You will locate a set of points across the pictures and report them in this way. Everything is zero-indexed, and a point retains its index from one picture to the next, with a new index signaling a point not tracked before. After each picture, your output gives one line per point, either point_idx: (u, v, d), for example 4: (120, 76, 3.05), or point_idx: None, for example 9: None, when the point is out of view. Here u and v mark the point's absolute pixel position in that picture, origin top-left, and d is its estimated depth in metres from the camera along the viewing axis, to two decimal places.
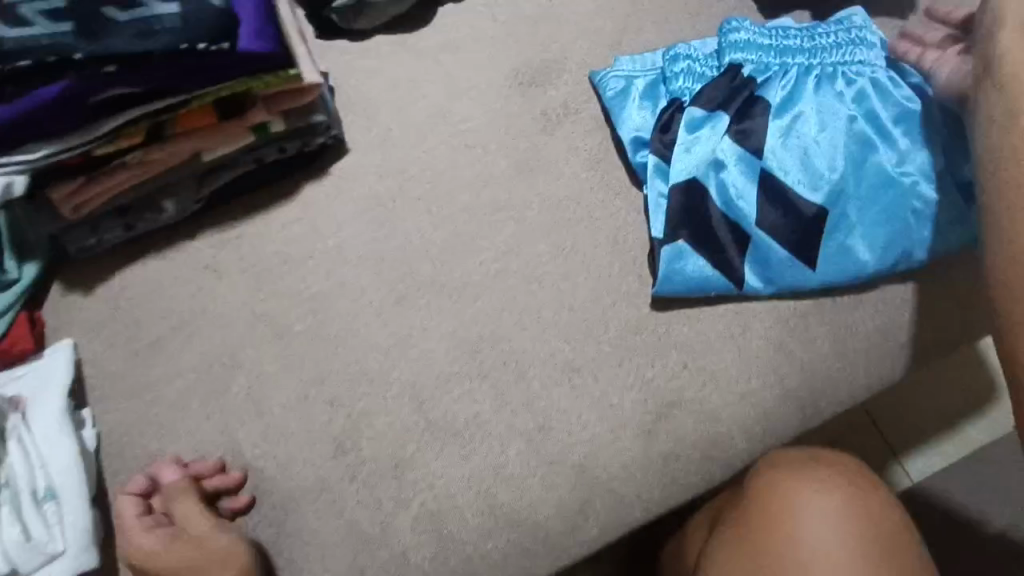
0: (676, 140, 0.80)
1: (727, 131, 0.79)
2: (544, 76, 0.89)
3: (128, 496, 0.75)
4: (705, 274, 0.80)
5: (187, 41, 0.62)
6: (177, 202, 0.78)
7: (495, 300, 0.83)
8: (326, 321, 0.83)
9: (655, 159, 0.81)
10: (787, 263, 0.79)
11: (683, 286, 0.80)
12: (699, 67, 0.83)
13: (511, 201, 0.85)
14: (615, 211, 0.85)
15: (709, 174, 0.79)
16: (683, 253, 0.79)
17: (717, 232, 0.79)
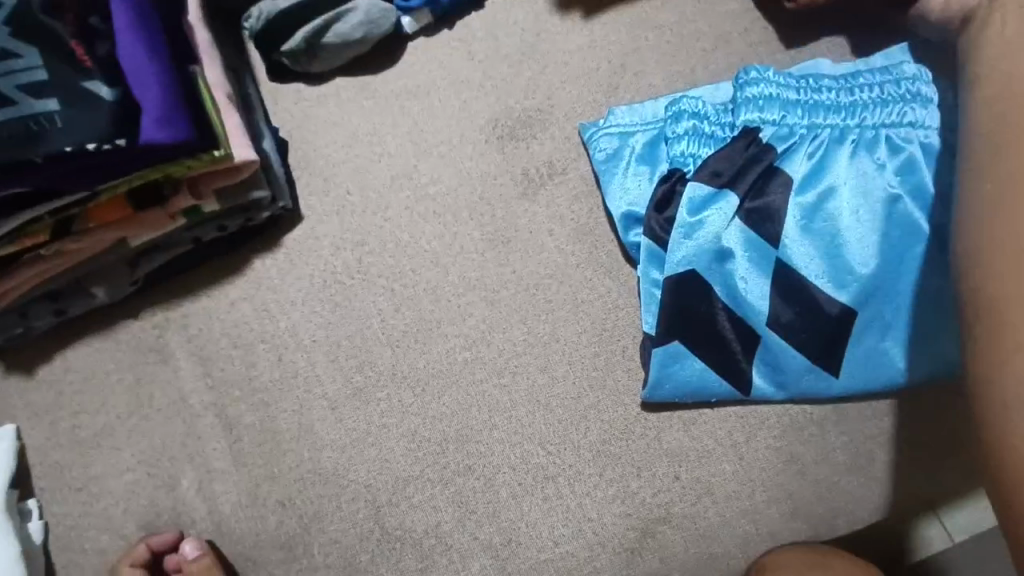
0: (675, 221, 0.67)
1: (737, 213, 0.66)
2: (526, 128, 0.76)
3: (132, 570, 0.69)
4: (705, 378, 0.67)
5: (73, 143, 0.52)
6: (108, 288, 0.70)
7: (460, 394, 0.72)
8: (276, 414, 0.74)
9: (648, 242, 0.68)
10: (804, 369, 0.66)
11: (678, 392, 0.67)
12: (707, 127, 0.69)
13: (483, 279, 0.74)
14: (603, 291, 0.73)
15: (712, 265, 0.66)
16: (680, 356, 0.67)
17: (722, 331, 0.67)
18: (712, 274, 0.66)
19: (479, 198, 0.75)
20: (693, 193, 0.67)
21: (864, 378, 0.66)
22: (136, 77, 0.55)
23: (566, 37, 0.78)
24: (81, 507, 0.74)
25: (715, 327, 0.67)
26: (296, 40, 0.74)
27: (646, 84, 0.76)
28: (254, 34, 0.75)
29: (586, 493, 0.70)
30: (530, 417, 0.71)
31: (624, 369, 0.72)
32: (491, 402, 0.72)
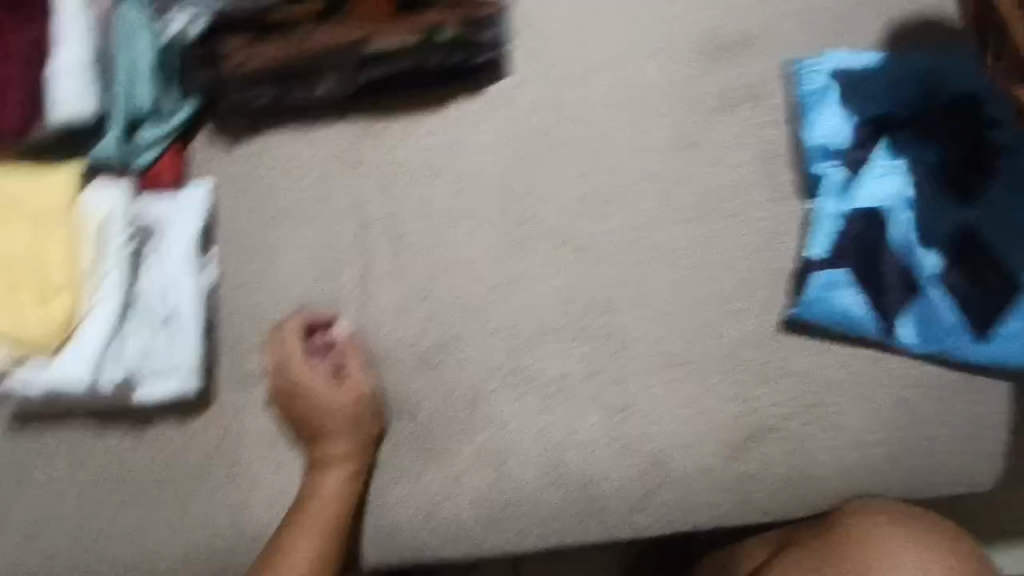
0: (868, 164, 0.72)
1: (930, 168, 0.72)
2: (739, 47, 0.79)
3: (295, 332, 0.79)
4: (858, 311, 0.72)
5: None
6: (333, 83, 0.78)
7: (612, 268, 0.77)
8: (442, 241, 0.80)
9: (840, 174, 0.72)
10: (955, 327, 0.71)
11: (829, 317, 0.72)
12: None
13: (662, 173, 0.78)
14: (772, 215, 0.76)
15: (899, 208, 0.71)
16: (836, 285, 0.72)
17: (887, 271, 0.71)
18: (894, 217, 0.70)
19: (679, 96, 0.79)
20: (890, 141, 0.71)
21: (1004, 351, 0.70)
22: None
23: None
24: (249, 274, 0.82)
25: (882, 268, 0.71)
26: None
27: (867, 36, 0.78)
28: None
29: (707, 387, 0.75)
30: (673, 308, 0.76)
31: (770, 288, 0.76)
32: (639, 283, 0.77)
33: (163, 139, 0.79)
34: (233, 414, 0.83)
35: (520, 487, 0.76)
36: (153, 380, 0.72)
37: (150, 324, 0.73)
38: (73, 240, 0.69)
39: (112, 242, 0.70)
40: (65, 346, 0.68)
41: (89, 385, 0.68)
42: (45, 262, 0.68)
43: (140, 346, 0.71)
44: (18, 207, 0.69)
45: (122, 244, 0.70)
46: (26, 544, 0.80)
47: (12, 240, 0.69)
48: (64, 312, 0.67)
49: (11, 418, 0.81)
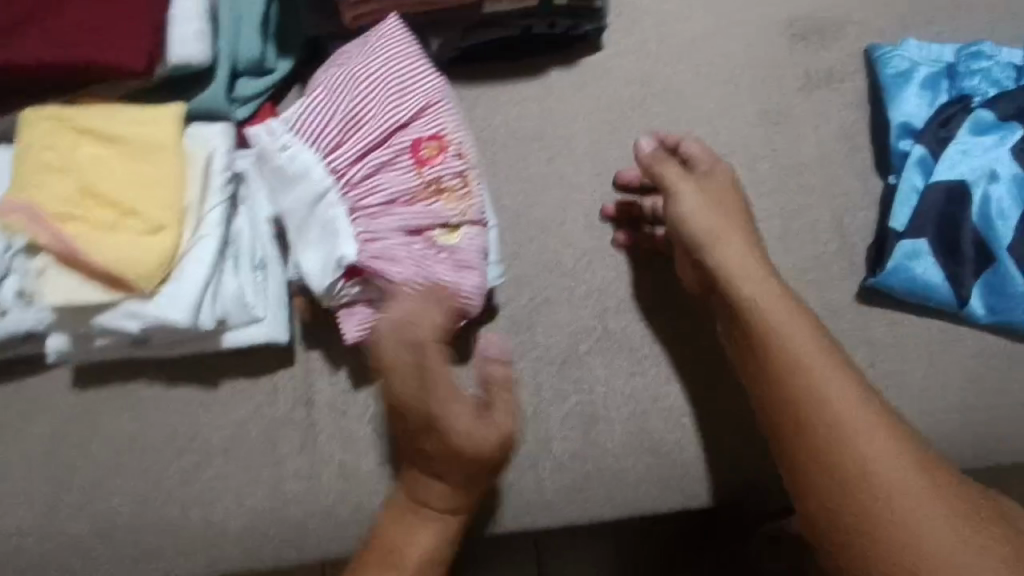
0: (952, 139, 0.74)
1: (1013, 146, 0.73)
2: (820, 35, 0.84)
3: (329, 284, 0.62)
4: (934, 282, 0.74)
5: None
6: (443, 43, 0.76)
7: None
8: (533, 205, 0.80)
9: (921, 151, 0.75)
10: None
11: (908, 287, 0.74)
12: (993, 72, 0.77)
13: (748, 148, 0.81)
14: (850, 191, 0.80)
15: (979, 183, 0.73)
16: (921, 255, 0.74)
17: (962, 243, 0.73)
18: (976, 191, 0.73)
19: (761, 79, 0.83)
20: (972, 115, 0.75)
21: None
22: None
23: None
24: None
25: (961, 236, 0.73)
26: None
27: (936, 30, 0.83)
28: None
29: None
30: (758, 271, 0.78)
31: (845, 259, 0.79)
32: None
33: (263, 93, 0.78)
34: (302, 376, 0.76)
35: (606, 454, 0.75)
36: (245, 326, 0.69)
37: (245, 268, 0.69)
38: (180, 172, 0.66)
39: (217, 181, 0.68)
40: (164, 281, 0.65)
41: (187, 323, 0.64)
42: (152, 194, 0.65)
43: (236, 290, 0.68)
44: (119, 137, 0.66)
45: (228, 181, 0.68)
46: (83, 508, 0.75)
47: (110, 170, 0.65)
48: (169, 245, 0.64)
49: (81, 373, 0.77)
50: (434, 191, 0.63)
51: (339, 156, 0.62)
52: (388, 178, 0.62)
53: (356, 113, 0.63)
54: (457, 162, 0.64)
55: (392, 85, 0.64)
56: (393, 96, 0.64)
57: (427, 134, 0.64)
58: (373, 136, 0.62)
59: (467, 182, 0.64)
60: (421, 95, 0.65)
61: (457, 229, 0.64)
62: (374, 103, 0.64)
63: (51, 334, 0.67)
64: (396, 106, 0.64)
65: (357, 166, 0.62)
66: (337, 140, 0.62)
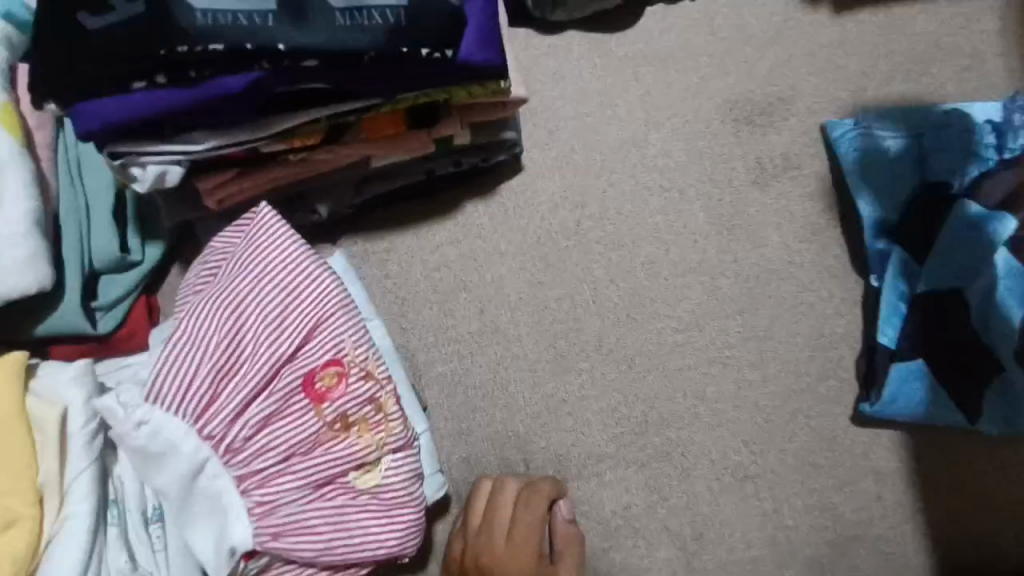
0: (937, 238, 0.65)
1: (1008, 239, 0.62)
2: (765, 116, 0.74)
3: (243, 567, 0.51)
4: (938, 402, 0.64)
5: (411, 46, 0.49)
6: (332, 206, 0.64)
7: (666, 373, 0.69)
8: (470, 369, 0.68)
9: (901, 253, 0.65)
10: None
11: (909, 412, 0.64)
12: (974, 146, 0.67)
13: (703, 263, 0.71)
14: (825, 296, 0.71)
15: (974, 287, 0.63)
16: (919, 376, 0.64)
17: (964, 355, 0.64)
18: (970, 296, 0.63)
19: (708, 177, 0.73)
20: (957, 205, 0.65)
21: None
22: None
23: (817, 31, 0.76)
24: None
25: (959, 351, 0.64)
26: None
27: (894, 93, 0.74)
28: None
29: (784, 498, 0.68)
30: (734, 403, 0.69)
31: (831, 378, 0.69)
32: (700, 385, 0.69)
33: (132, 293, 0.63)
34: None
35: None
36: None
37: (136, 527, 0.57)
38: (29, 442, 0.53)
39: (80, 443, 0.55)
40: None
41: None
42: None
43: (126, 563, 0.56)
44: None
45: (93, 436, 0.55)
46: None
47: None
48: (23, 544, 0.51)
49: None
50: (342, 431, 0.50)
51: (213, 419, 0.49)
52: (283, 430, 0.49)
53: (224, 355, 0.49)
54: (365, 385, 0.51)
55: (269, 305, 0.51)
56: (272, 319, 0.50)
57: (321, 360, 0.51)
58: (252, 382, 0.49)
59: (382, 406, 0.51)
60: (307, 310, 0.51)
61: (377, 465, 0.51)
62: (249, 337, 0.50)
63: None
64: (277, 335, 0.50)
65: (241, 424, 0.49)
66: (209, 396, 0.49)
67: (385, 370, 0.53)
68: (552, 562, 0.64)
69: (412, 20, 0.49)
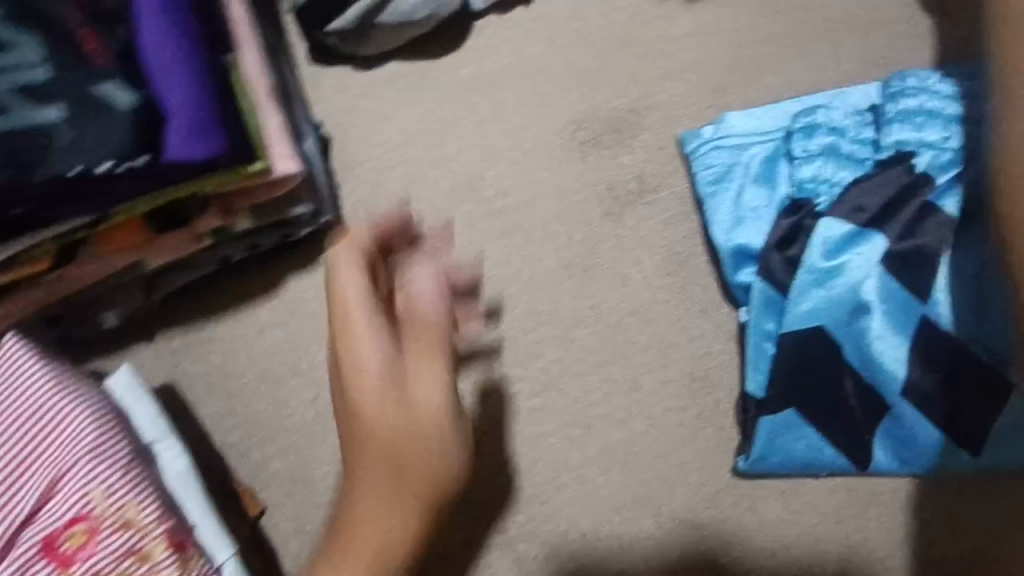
0: (799, 266, 0.55)
1: (880, 262, 0.53)
2: (615, 135, 0.64)
3: None
4: (816, 453, 0.57)
5: (85, 164, 0.42)
6: (123, 312, 0.59)
7: (524, 442, 0.63)
8: (309, 463, 0.62)
9: (762, 287, 0.56)
10: (938, 448, 0.56)
11: (784, 466, 0.57)
12: (845, 146, 0.55)
13: (556, 313, 0.63)
14: (695, 335, 0.63)
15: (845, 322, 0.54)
16: (793, 426, 0.56)
17: (840, 399, 0.56)
18: (844, 334, 0.54)
19: (555, 215, 0.64)
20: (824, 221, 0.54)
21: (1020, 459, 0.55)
22: (161, 72, 0.44)
23: (671, 23, 0.65)
24: None
25: (840, 396, 0.56)
26: (348, 15, 0.60)
27: (764, 85, 0.63)
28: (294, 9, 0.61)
29: (666, 568, 0.61)
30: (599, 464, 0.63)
31: (708, 427, 0.63)
32: (564, 451, 0.63)
33: None
34: None
35: None
36: None
37: None
38: None
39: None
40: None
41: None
42: None
43: None
44: None
45: None
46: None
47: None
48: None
49: None
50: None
51: None
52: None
53: None
54: (117, 539, 0.49)
55: (6, 470, 0.50)
56: (9, 484, 0.50)
57: (67, 521, 0.49)
58: None
59: (140, 557, 0.49)
60: (48, 469, 0.50)
61: None
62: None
63: None
64: (13, 503, 0.49)
65: None
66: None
67: (145, 517, 0.50)
68: None
69: (86, 127, 0.42)
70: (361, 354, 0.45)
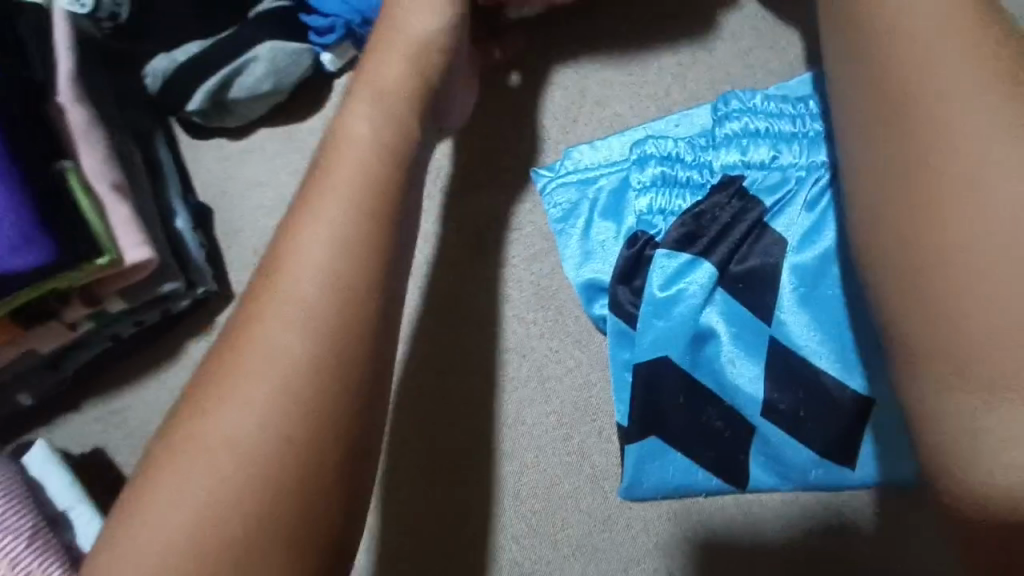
0: (642, 297, 0.58)
1: (715, 285, 0.57)
2: (475, 175, 0.64)
3: None
4: (689, 475, 0.58)
5: None
6: (35, 392, 0.64)
7: (409, 491, 0.64)
8: None
9: (614, 319, 0.59)
10: (811, 464, 0.56)
11: (657, 491, 0.58)
12: (680, 173, 0.59)
13: (435, 354, 0.64)
14: (572, 365, 0.63)
15: (691, 346, 0.57)
16: (661, 452, 0.58)
17: (703, 421, 0.58)
18: (693, 358, 0.57)
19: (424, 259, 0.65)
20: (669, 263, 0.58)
21: (891, 472, 0.55)
22: None
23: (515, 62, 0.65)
24: None
25: (701, 421, 0.57)
26: (200, 99, 0.64)
27: (611, 114, 0.63)
28: (156, 95, 0.66)
29: None
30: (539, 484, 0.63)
31: (595, 452, 0.63)
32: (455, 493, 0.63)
33: None
34: None
35: None
36: None
37: None
38: None
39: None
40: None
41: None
42: None
43: None
44: None
45: None
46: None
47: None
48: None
49: None
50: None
51: None
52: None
53: None
54: None
55: None
56: None
57: None
58: None
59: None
60: None
61: None
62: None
63: None
64: None
65: None
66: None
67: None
68: None
69: None
70: (303, 349, 0.40)
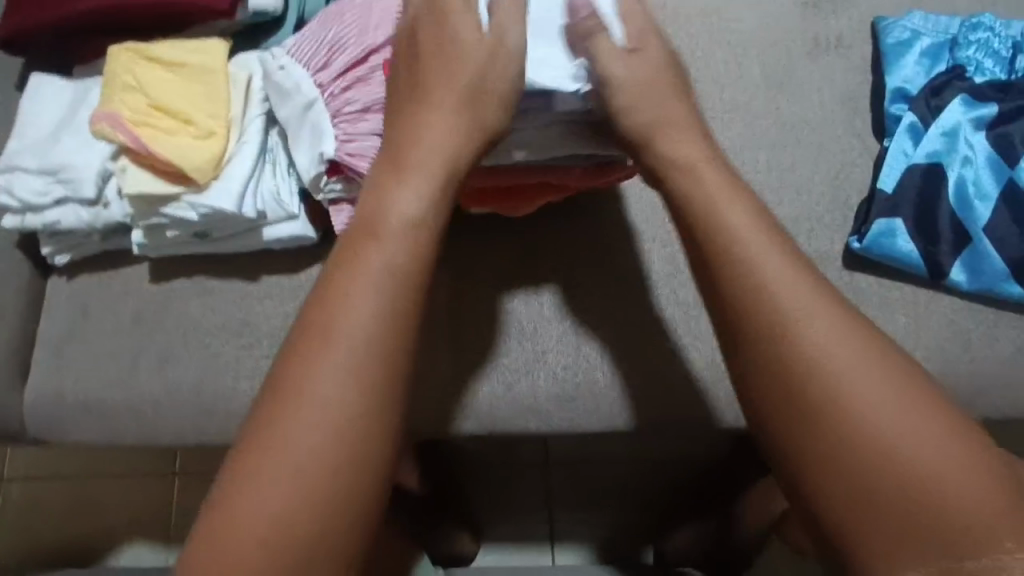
0: (940, 116, 0.81)
1: (986, 131, 0.80)
2: (831, 3, 0.89)
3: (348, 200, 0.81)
4: (913, 252, 0.79)
5: None
6: None
7: (637, 257, 0.91)
8: None
9: (912, 118, 0.82)
10: (1002, 274, 0.77)
11: (886, 256, 0.79)
12: (991, 55, 0.82)
13: (749, 105, 0.86)
14: (848, 147, 0.85)
15: (953, 163, 0.80)
16: (896, 229, 0.79)
17: (939, 220, 0.79)
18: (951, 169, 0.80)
19: (769, 42, 0.88)
20: (659, 302, 0.89)
21: None
22: None
23: None
24: None
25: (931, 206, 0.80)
26: None
27: (938, 6, 0.88)
28: None
29: None
30: (585, 415, 0.87)
31: (838, 212, 0.83)
32: (628, 311, 0.89)
33: None
34: None
35: (595, 385, 0.87)
36: (286, 220, 0.85)
37: (283, 169, 0.84)
38: (226, 90, 0.83)
39: (256, 97, 0.84)
40: (217, 177, 0.81)
41: (233, 210, 0.80)
42: (205, 107, 0.82)
43: (274, 187, 0.83)
44: (161, 59, 0.83)
45: (264, 98, 0.84)
46: (132, 381, 0.93)
47: (174, 91, 0.82)
48: (217, 150, 0.80)
49: (164, 263, 0.94)
50: None
51: (323, 72, 0.80)
52: (359, 90, 0.78)
53: (336, 38, 0.80)
54: None
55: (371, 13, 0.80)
56: (370, 20, 0.79)
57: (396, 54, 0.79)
58: (349, 56, 0.79)
59: None
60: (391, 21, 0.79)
61: None
62: (352, 30, 0.79)
63: (135, 228, 0.85)
64: (367, 31, 0.79)
65: (337, 77, 0.79)
66: (324, 61, 0.80)
67: None
68: (571, 305, 0.89)
69: None
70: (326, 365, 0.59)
